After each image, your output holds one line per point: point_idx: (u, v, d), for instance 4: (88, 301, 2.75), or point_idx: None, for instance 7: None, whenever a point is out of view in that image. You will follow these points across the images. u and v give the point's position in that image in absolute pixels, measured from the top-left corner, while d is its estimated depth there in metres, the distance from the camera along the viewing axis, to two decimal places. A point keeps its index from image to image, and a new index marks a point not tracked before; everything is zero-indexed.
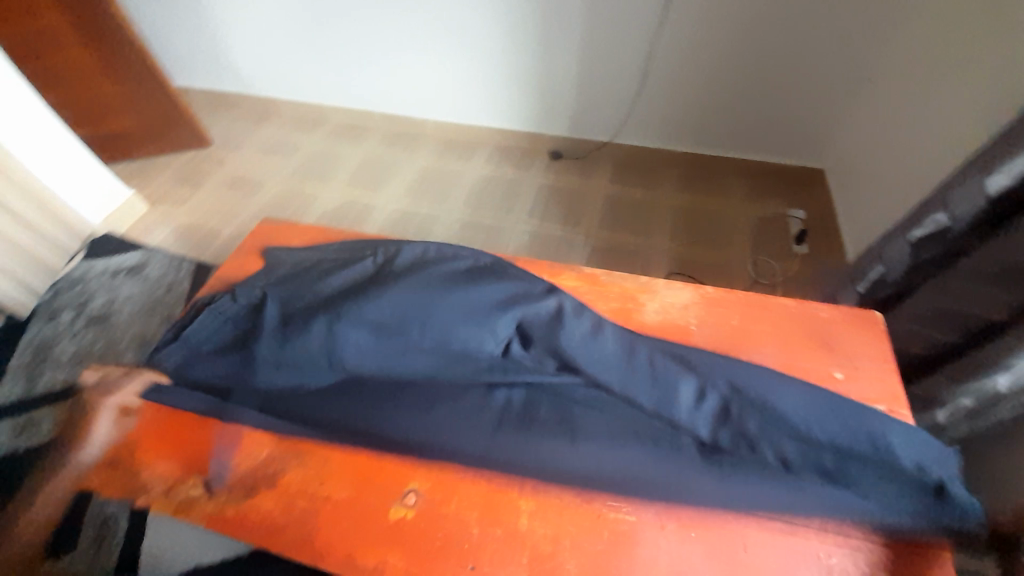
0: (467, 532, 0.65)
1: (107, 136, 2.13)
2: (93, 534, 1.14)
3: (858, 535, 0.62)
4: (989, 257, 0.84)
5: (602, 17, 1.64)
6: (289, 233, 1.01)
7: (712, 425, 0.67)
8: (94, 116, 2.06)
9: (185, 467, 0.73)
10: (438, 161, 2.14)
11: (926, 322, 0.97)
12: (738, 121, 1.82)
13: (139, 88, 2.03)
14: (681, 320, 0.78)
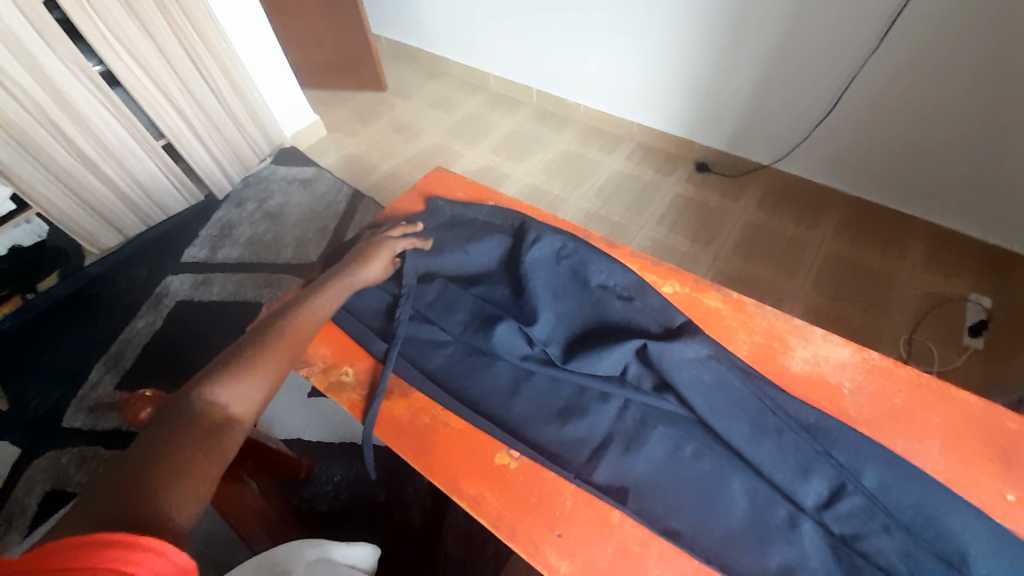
0: (563, 500, 0.63)
1: (314, 63, 2.47)
2: None
3: None
4: None
5: (801, 33, 1.48)
6: (445, 179, 1.09)
7: (854, 496, 0.60)
8: (312, 46, 2.41)
9: (341, 354, 0.81)
10: (579, 148, 2.14)
11: None
12: (926, 178, 1.56)
13: (346, 30, 2.32)
14: (831, 376, 0.72)
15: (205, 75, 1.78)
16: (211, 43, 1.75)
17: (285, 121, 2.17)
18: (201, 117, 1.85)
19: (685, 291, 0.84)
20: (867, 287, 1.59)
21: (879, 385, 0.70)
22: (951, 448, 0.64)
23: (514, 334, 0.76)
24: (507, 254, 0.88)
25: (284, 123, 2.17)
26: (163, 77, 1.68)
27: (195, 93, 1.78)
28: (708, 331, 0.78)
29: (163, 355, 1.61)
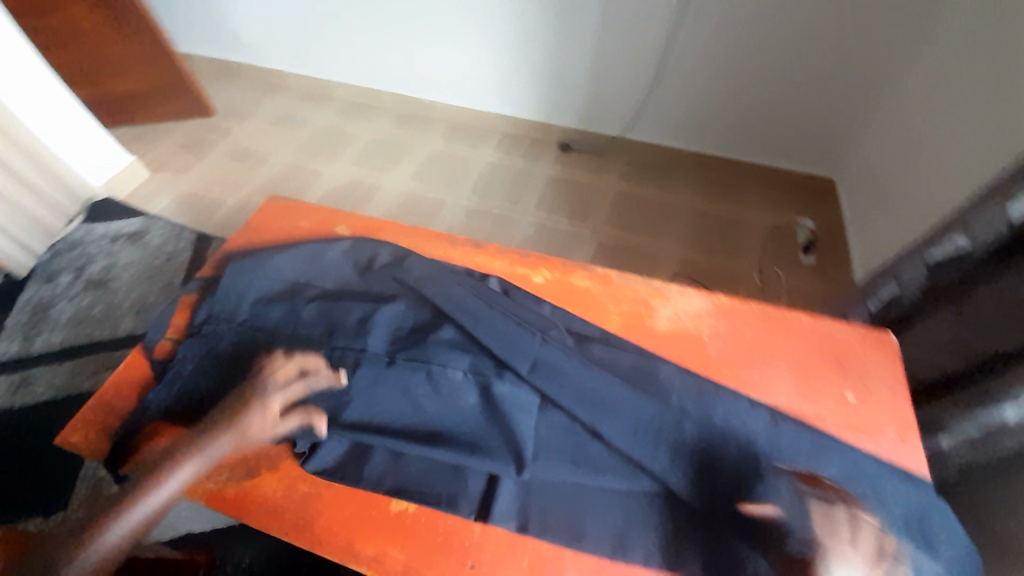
0: (470, 528, 0.59)
1: (112, 95, 2.08)
2: (85, 495, 1.21)
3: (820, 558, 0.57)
4: (990, 295, 0.80)
5: (620, 8, 1.59)
6: (286, 209, 0.97)
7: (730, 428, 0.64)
8: (103, 75, 2.02)
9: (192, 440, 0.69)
10: (446, 147, 2.08)
11: (927, 359, 0.92)
12: (749, 126, 1.79)
13: (147, 51, 1.99)
14: (693, 328, 0.77)
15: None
16: None
17: (79, 163, 1.76)
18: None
19: (555, 277, 0.84)
20: (719, 232, 1.79)
21: (731, 325, 0.77)
22: (795, 367, 0.72)
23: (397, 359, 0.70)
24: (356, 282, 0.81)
25: (78, 165, 1.76)
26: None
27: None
28: (581, 312, 0.79)
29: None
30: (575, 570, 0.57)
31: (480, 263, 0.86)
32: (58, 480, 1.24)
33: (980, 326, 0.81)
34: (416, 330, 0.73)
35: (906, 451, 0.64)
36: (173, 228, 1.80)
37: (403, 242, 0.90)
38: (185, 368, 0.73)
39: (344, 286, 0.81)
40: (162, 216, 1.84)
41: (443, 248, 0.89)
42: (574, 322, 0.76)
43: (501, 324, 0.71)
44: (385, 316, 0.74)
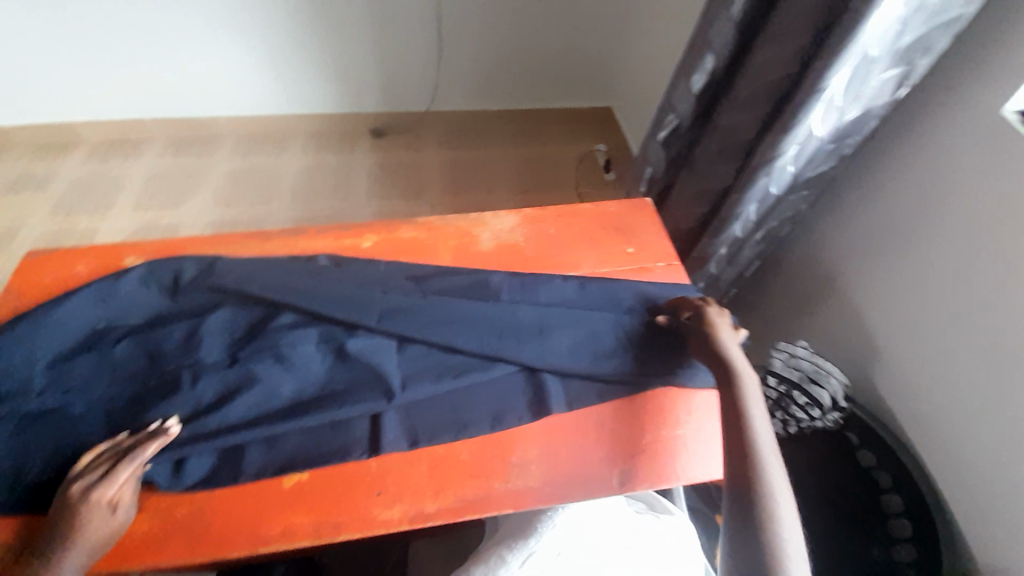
0: (366, 464, 0.64)
1: None
2: None
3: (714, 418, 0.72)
4: (707, 149, 1.08)
5: None
6: (54, 263, 0.84)
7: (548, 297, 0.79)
8: None
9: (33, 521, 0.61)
10: (246, 162, 1.90)
11: (693, 216, 1.17)
12: (529, 72, 2.00)
13: None
14: (511, 240, 0.89)
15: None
16: None
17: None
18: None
19: (383, 237, 0.88)
20: (537, 171, 1.99)
21: (539, 229, 0.91)
22: (592, 243, 0.90)
23: (239, 355, 0.70)
24: (168, 306, 0.75)
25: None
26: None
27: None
28: (416, 258, 0.86)
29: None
30: (467, 452, 0.66)
31: (304, 246, 0.86)
32: None
33: (706, 175, 1.10)
34: (252, 326, 0.73)
35: (675, 271, 0.86)
36: None
37: (214, 252, 0.85)
38: None
39: (156, 313, 0.75)
40: None
41: (261, 245, 0.86)
42: (412, 266, 0.83)
43: (336, 290, 0.75)
44: (216, 324, 0.73)
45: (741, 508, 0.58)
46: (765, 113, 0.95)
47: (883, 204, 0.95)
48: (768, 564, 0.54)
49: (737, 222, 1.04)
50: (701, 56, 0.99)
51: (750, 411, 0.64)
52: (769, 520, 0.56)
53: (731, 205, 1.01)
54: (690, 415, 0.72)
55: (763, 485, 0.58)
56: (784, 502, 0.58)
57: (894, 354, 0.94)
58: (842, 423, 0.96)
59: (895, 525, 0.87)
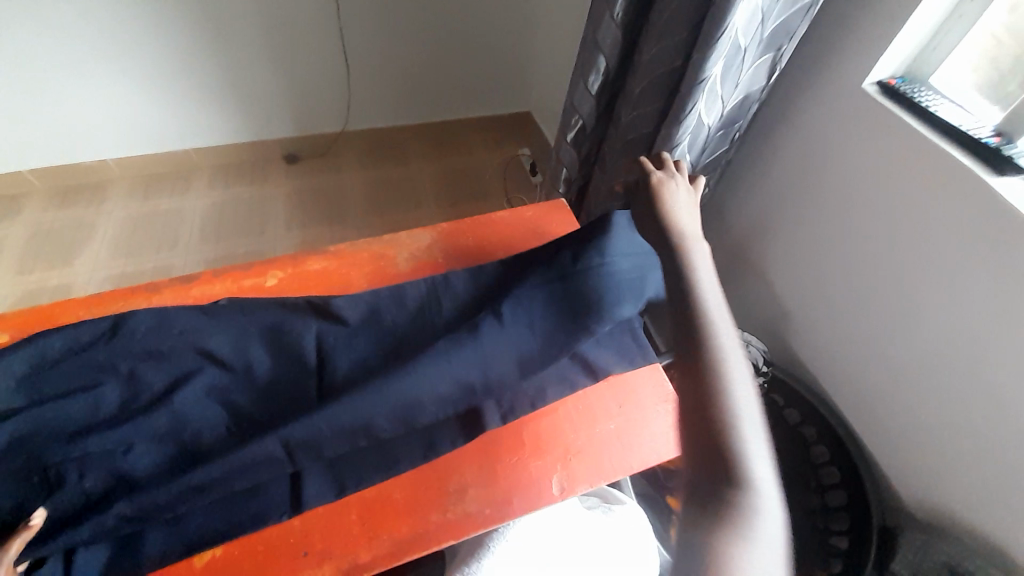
0: (289, 525, 0.60)
1: None
2: None
3: (649, 406, 0.73)
4: (615, 145, 1.11)
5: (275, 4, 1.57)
6: None
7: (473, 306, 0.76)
8: None
9: None
10: (146, 206, 1.74)
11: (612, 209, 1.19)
12: (443, 84, 1.98)
13: None
14: (428, 258, 0.86)
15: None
16: None
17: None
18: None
19: (290, 271, 0.83)
20: (464, 181, 1.98)
21: (456, 242, 0.89)
22: (511, 250, 0.89)
23: (132, 431, 0.61)
24: (30, 393, 0.64)
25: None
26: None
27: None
28: (330, 290, 0.81)
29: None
30: (399, 490, 0.64)
31: (201, 294, 0.79)
32: None
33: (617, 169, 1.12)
34: (143, 398, 0.65)
35: None
36: None
37: (92, 314, 0.75)
38: None
39: (21, 398, 0.64)
40: None
41: (148, 299, 0.77)
42: (325, 299, 0.78)
43: (245, 347, 0.70)
44: (101, 400, 0.63)
45: (690, 390, 0.51)
46: (660, 104, 0.98)
47: (774, 179, 1.02)
48: (725, 450, 0.47)
49: None
50: (593, 56, 1.02)
51: (700, 290, 0.57)
52: (728, 429, 0.48)
53: None
54: (623, 408, 0.73)
55: (716, 367, 0.51)
56: (739, 386, 0.51)
57: (804, 318, 1.01)
58: (767, 386, 1.02)
59: (824, 472, 0.94)
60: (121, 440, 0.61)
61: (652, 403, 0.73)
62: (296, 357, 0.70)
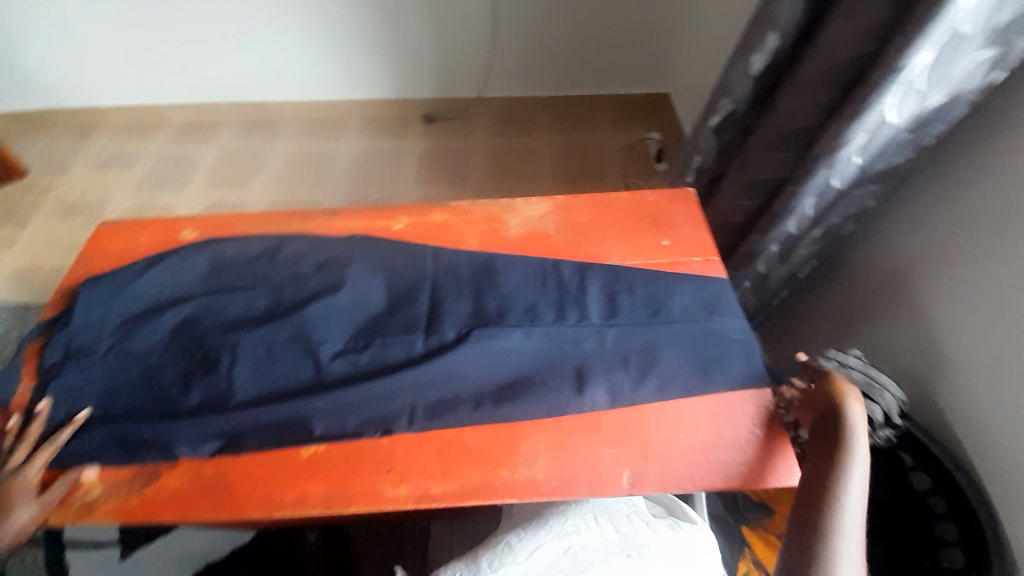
0: (378, 442, 0.66)
1: None
2: None
3: (747, 426, 0.68)
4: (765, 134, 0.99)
5: None
6: (120, 230, 0.89)
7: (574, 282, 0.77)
8: None
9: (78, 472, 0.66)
10: (307, 145, 1.99)
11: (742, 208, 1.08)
12: (583, 57, 1.93)
13: None
14: (541, 229, 0.86)
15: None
16: None
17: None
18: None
19: (414, 219, 0.89)
20: (584, 159, 1.93)
21: (570, 217, 0.87)
22: (624, 234, 0.85)
23: (276, 331, 0.73)
24: (208, 284, 0.79)
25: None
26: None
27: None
28: (444, 242, 0.86)
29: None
30: (476, 438, 0.67)
31: (340, 226, 0.88)
32: None
33: (760, 167, 1.01)
34: (285, 305, 0.76)
35: (713, 268, 0.80)
36: None
37: (257, 228, 0.88)
38: (67, 403, 0.69)
39: (203, 285, 0.79)
40: None
41: (300, 223, 0.89)
42: (439, 251, 0.83)
43: (367, 284, 0.78)
44: (258, 301, 0.77)
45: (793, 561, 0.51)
46: (832, 97, 0.85)
47: (971, 199, 0.83)
48: None
49: (797, 212, 0.94)
50: (765, 32, 0.91)
51: (848, 456, 0.57)
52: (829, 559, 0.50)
53: (786, 198, 0.93)
54: (714, 418, 0.68)
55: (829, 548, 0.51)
56: None
57: (966, 378, 0.83)
58: (895, 441, 0.86)
59: (947, 556, 0.78)
60: (265, 339, 0.72)
61: (751, 421, 0.68)
62: (410, 302, 0.76)
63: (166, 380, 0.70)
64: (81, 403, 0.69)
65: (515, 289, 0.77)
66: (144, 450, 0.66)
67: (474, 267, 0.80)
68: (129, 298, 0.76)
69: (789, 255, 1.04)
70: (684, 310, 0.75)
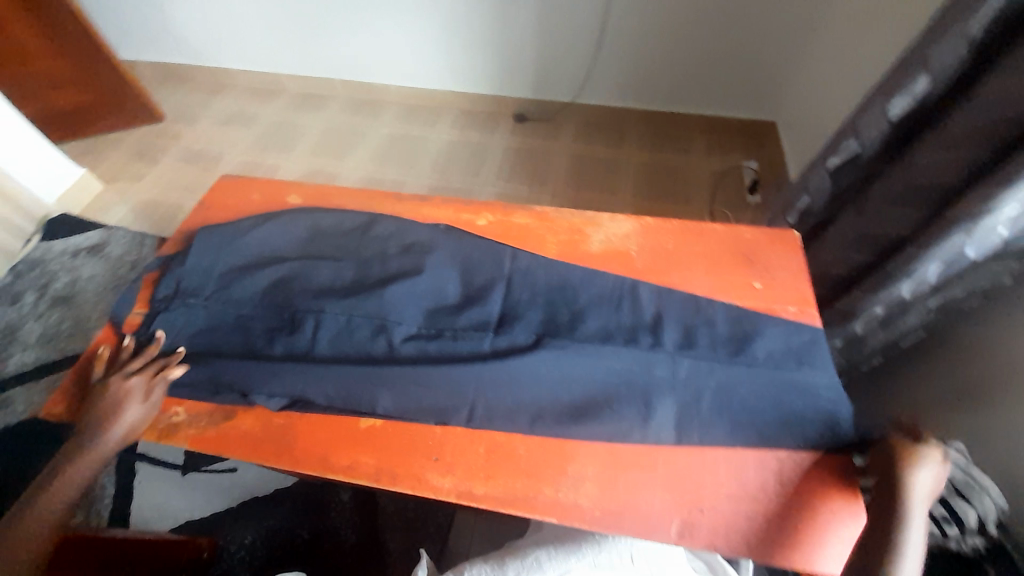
0: (432, 430, 0.68)
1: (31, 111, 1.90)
2: (78, 503, 1.15)
3: (818, 500, 0.63)
4: (892, 184, 0.89)
5: None
6: (236, 185, 0.97)
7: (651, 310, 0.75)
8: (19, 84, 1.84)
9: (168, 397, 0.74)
10: (403, 129, 2.08)
11: (847, 260, 0.99)
12: (689, 76, 1.85)
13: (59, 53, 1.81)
14: (623, 248, 0.84)
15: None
16: None
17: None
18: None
19: (498, 218, 0.90)
20: (672, 179, 1.86)
21: (657, 241, 0.84)
22: (713, 268, 0.80)
23: (356, 304, 0.77)
24: (306, 248, 0.85)
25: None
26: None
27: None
28: (524, 245, 0.86)
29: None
30: (526, 448, 0.67)
31: (427, 213, 0.91)
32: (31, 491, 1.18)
33: (879, 219, 0.91)
34: (369, 280, 0.80)
35: (807, 321, 0.74)
36: (63, 245, 1.61)
37: (353, 203, 0.93)
38: (171, 333, 0.77)
39: (301, 249, 0.85)
40: (77, 224, 1.67)
41: (391, 205, 0.93)
42: (518, 254, 0.83)
43: (445, 275, 0.80)
44: (344, 273, 0.81)
45: None
46: (982, 157, 0.74)
47: None
48: None
49: (915, 275, 0.84)
50: (914, 74, 0.82)
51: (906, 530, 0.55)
52: None
53: (904, 259, 0.84)
54: (783, 484, 0.64)
55: None
56: None
57: None
58: (982, 552, 0.75)
59: None
60: (343, 310, 0.76)
61: (824, 496, 0.63)
62: (482, 301, 0.77)
63: (255, 331, 0.76)
64: (181, 336, 0.77)
65: (588, 306, 0.76)
66: (226, 390, 0.72)
67: (550, 276, 0.80)
68: (237, 249, 0.84)
69: (896, 320, 0.93)
70: (767, 360, 0.69)
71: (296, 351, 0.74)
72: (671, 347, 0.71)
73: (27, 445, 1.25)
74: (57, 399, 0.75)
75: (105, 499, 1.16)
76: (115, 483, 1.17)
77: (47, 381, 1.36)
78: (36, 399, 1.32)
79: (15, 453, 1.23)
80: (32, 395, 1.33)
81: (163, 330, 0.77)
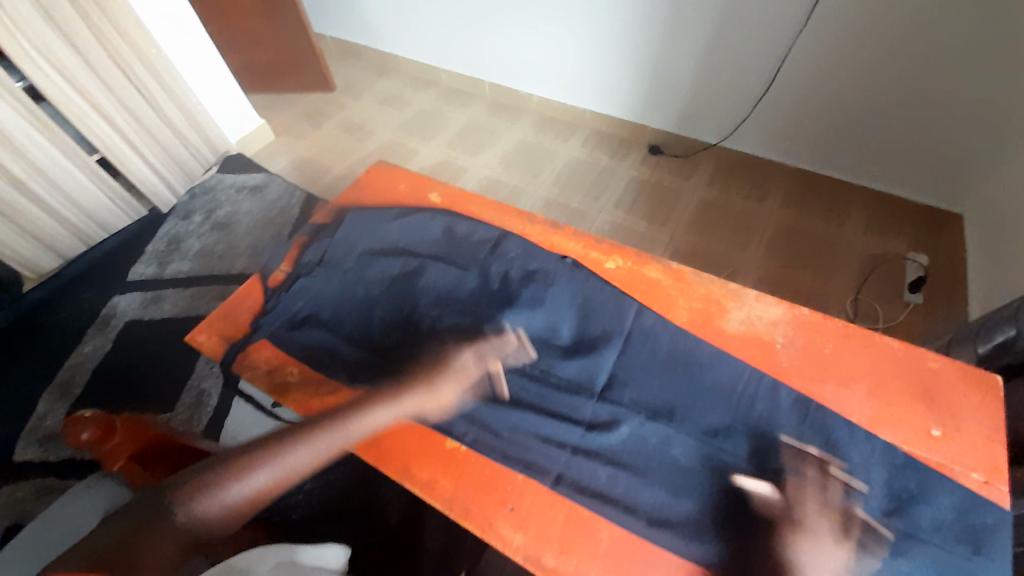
0: (514, 475, 0.65)
1: (235, 62, 2.21)
2: (188, 404, 1.32)
3: None
4: None
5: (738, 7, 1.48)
6: (388, 171, 1.03)
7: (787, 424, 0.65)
8: (234, 41, 2.15)
9: (286, 354, 0.79)
10: (536, 139, 2.10)
11: None
12: (859, 146, 1.61)
13: (266, 18, 2.07)
14: (766, 335, 0.73)
15: (95, 64, 1.42)
16: (124, 57, 1.47)
17: (183, 62, 1.65)
18: (90, 111, 1.45)
19: (627, 265, 0.84)
20: (817, 254, 1.63)
21: (809, 339, 0.73)
22: (877, 391, 0.67)
23: (468, 319, 0.77)
24: (437, 250, 0.87)
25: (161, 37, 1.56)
26: (26, 57, 1.29)
27: (86, 90, 1.42)
28: (651, 303, 0.79)
29: (99, 373, 1.39)
30: (609, 536, 0.61)
31: (556, 242, 0.88)
32: (159, 381, 1.37)
33: None
34: (487, 298, 0.80)
35: (994, 500, 0.58)
36: (230, 179, 1.86)
37: (488, 214, 0.94)
38: (305, 297, 0.84)
39: (433, 249, 0.88)
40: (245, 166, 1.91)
41: (523, 224, 0.92)
42: (643, 312, 0.77)
43: (562, 314, 0.77)
44: (465, 284, 0.82)
45: None
46: None
47: None
48: None
49: None
50: None
51: None
52: None
53: None
54: None
55: None
56: None
57: None
58: None
59: None
60: (457, 324, 0.76)
61: None
62: (594, 353, 0.72)
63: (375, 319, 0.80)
64: (313, 302, 0.83)
65: (710, 395, 0.68)
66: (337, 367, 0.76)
67: (673, 348, 0.73)
68: (377, 236, 0.89)
69: None
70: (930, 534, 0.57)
71: (406, 352, 0.75)
72: (805, 475, 0.61)
73: (167, 340, 1.46)
74: (202, 328, 0.85)
75: (208, 409, 1.31)
76: (216, 398, 1.31)
77: (194, 290, 1.57)
78: (182, 303, 1.54)
79: (157, 345, 1.45)
80: (180, 299, 1.55)
81: (298, 292, 0.84)
